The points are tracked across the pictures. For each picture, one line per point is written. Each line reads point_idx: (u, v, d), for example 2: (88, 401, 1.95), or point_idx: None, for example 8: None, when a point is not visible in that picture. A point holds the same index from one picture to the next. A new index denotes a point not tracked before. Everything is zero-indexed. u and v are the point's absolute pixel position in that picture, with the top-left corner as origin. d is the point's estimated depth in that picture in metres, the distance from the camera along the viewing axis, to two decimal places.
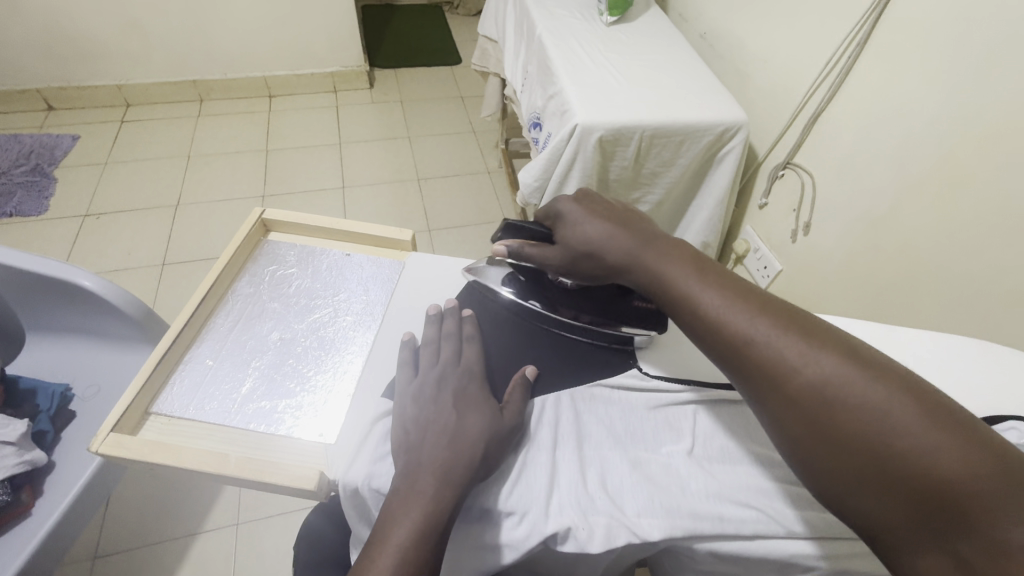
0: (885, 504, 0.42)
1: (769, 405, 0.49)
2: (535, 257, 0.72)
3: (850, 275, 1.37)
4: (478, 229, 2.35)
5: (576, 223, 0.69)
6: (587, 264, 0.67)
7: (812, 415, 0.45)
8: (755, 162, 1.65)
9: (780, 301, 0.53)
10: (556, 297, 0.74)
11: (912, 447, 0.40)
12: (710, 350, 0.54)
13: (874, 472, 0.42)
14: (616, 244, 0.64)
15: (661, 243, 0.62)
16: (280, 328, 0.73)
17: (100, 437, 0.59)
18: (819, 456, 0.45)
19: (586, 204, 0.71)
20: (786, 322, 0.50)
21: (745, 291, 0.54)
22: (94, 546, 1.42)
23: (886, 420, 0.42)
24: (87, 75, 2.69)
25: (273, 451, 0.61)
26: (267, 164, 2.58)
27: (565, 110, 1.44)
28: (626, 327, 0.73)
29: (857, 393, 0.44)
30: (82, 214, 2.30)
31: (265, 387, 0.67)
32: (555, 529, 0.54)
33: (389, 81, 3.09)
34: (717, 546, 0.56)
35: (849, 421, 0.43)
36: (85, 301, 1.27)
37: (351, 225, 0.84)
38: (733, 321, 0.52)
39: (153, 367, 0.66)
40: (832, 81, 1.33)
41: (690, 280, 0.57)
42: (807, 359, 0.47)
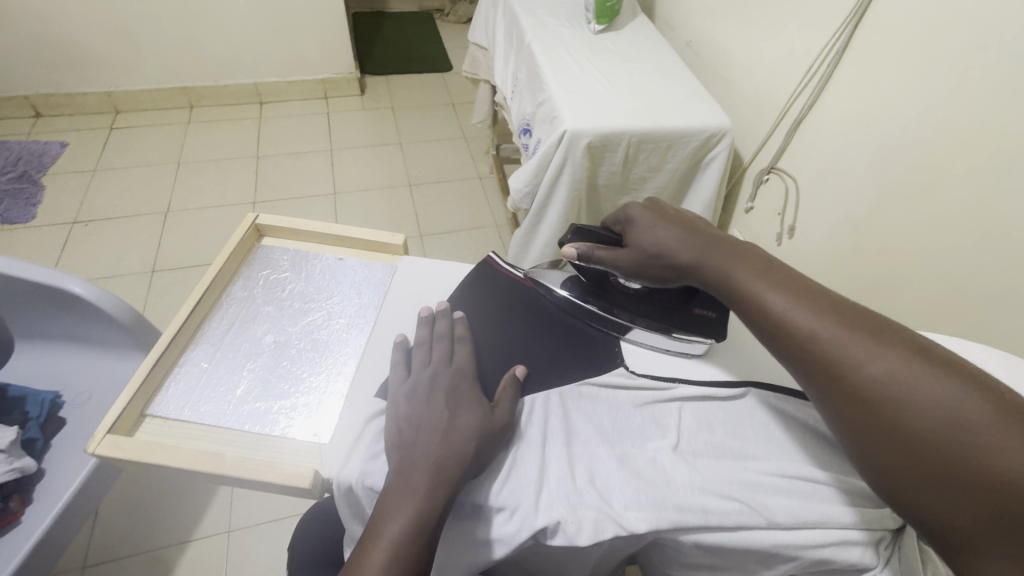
0: (949, 503, 0.43)
1: (834, 401, 0.50)
2: (605, 261, 0.75)
3: (834, 277, 1.40)
4: (470, 234, 2.37)
5: (644, 227, 0.71)
6: (653, 266, 0.70)
7: (876, 412, 0.47)
8: (741, 167, 1.69)
9: (851, 303, 0.53)
10: (616, 301, 0.77)
11: (980, 449, 0.41)
12: (773, 348, 0.55)
13: (935, 469, 0.43)
14: (683, 248, 0.66)
15: (725, 246, 0.64)
16: (274, 331, 0.74)
17: (96, 438, 0.59)
18: (881, 451, 0.47)
19: (653, 209, 0.74)
20: (855, 322, 0.51)
21: (813, 292, 0.55)
22: (83, 556, 1.41)
23: (951, 418, 0.43)
24: (76, 82, 2.68)
25: (268, 450, 0.62)
26: (258, 171, 2.58)
27: (554, 116, 1.47)
28: (681, 334, 0.73)
29: (922, 391, 0.45)
30: (70, 221, 2.28)
31: (260, 388, 0.68)
32: (545, 523, 0.56)
33: (380, 88, 3.11)
34: (701, 538, 0.57)
35: (914, 421, 0.45)
36: (75, 307, 1.27)
37: (344, 230, 0.86)
38: (797, 319, 0.53)
39: (149, 369, 0.66)
40: (813, 87, 1.37)
41: (753, 281, 0.58)
42: (871, 357, 0.48)
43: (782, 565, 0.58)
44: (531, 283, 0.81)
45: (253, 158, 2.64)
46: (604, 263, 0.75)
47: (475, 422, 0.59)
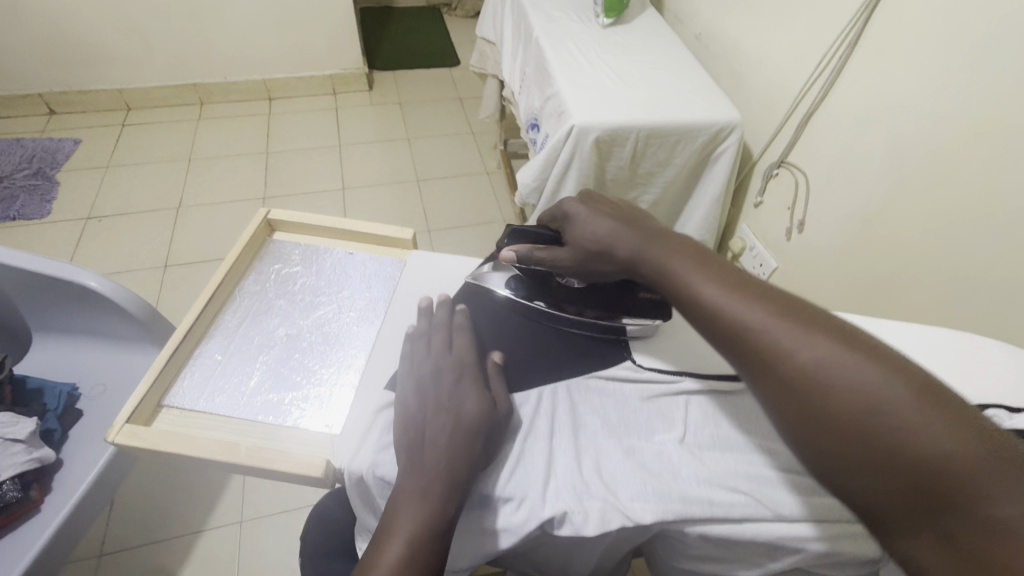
0: (882, 486, 0.42)
1: (766, 388, 0.48)
2: (545, 259, 0.74)
3: (844, 271, 1.39)
4: (478, 230, 2.38)
5: (583, 221, 0.70)
6: (594, 260, 0.69)
7: (806, 398, 0.46)
8: (750, 161, 1.67)
9: (777, 290, 0.53)
10: (562, 296, 0.75)
11: (907, 430, 0.41)
12: (709, 335, 0.54)
13: (869, 454, 0.42)
14: (622, 241, 0.65)
15: (662, 236, 0.63)
16: (286, 324, 0.75)
17: (116, 428, 0.61)
18: (813, 439, 0.45)
19: (590, 203, 0.73)
20: (781, 308, 0.50)
21: (742, 279, 0.54)
22: (100, 544, 1.44)
23: (885, 403, 0.42)
24: (89, 79, 2.71)
25: (282, 441, 0.63)
26: (267, 167, 2.60)
27: (562, 111, 1.47)
28: (629, 319, 0.74)
29: (855, 377, 0.44)
30: (84, 217, 2.32)
31: (272, 380, 0.69)
32: (552, 513, 0.57)
33: (388, 84, 3.12)
34: (707, 529, 0.58)
35: (843, 405, 0.44)
36: (91, 301, 1.29)
37: (354, 224, 0.87)
38: (731, 308, 0.52)
39: (165, 361, 0.68)
40: (824, 81, 1.35)
41: (689, 268, 0.57)
42: (803, 344, 0.47)
43: (787, 557, 0.59)
44: (475, 288, 0.78)
45: (263, 154, 2.66)
46: (546, 260, 0.74)
47: (474, 412, 0.60)
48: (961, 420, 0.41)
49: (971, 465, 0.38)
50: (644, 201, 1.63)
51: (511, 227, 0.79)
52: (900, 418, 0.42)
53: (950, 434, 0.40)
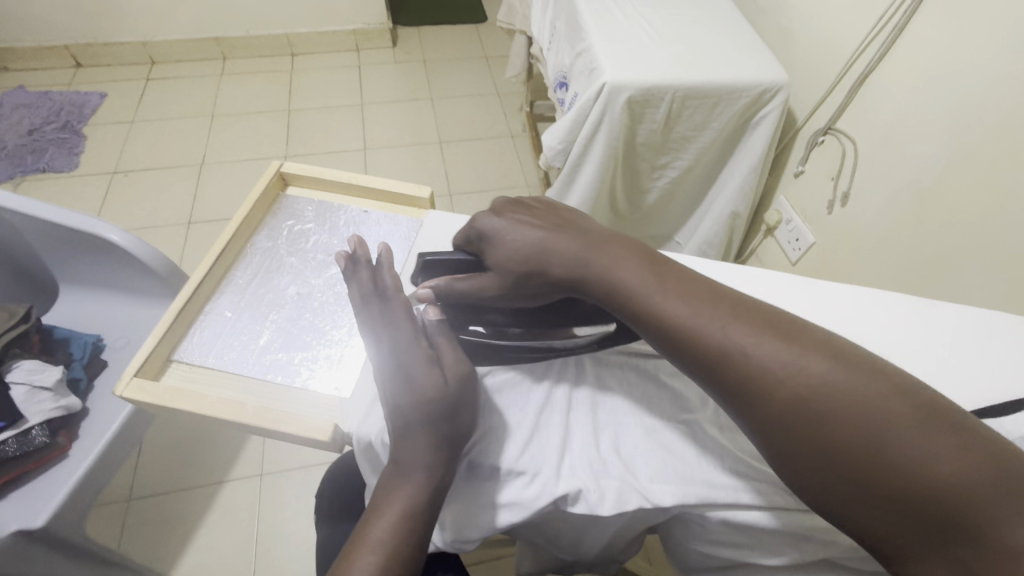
0: (893, 520, 0.40)
1: (757, 419, 0.45)
2: (473, 291, 0.59)
3: (890, 248, 1.30)
4: (500, 195, 2.31)
5: (504, 238, 0.58)
6: (527, 284, 0.57)
7: (806, 429, 0.42)
8: (794, 128, 1.56)
9: (748, 300, 0.49)
10: (499, 319, 0.62)
11: (916, 456, 0.39)
12: (685, 362, 0.49)
13: (875, 486, 0.40)
14: (557, 257, 0.55)
15: (607, 244, 0.55)
16: (297, 282, 0.73)
17: (124, 381, 0.60)
18: (817, 472, 0.42)
19: (506, 215, 0.61)
20: (760, 326, 0.46)
21: (711, 293, 0.50)
22: (129, 489, 1.50)
23: (887, 428, 0.40)
24: (112, 31, 2.68)
25: (292, 401, 0.62)
26: (289, 125, 2.56)
27: (592, 68, 1.38)
28: (579, 327, 0.63)
29: (853, 401, 0.41)
30: (111, 171, 2.34)
31: (282, 339, 0.67)
32: (566, 490, 0.54)
33: (412, 40, 3.01)
34: (730, 516, 0.55)
35: (846, 436, 0.41)
36: (112, 254, 1.30)
37: (369, 181, 0.83)
38: (712, 330, 0.47)
39: (174, 316, 0.66)
40: (884, 38, 1.23)
41: (652, 287, 0.51)
42: (793, 369, 0.43)
43: (812, 549, 0.55)
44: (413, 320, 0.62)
45: (285, 112, 2.62)
46: (473, 291, 0.59)
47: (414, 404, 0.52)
48: (959, 434, 0.40)
49: (973, 485, 0.38)
50: (676, 167, 1.54)
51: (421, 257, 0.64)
52: (902, 445, 0.39)
53: (952, 455, 0.39)
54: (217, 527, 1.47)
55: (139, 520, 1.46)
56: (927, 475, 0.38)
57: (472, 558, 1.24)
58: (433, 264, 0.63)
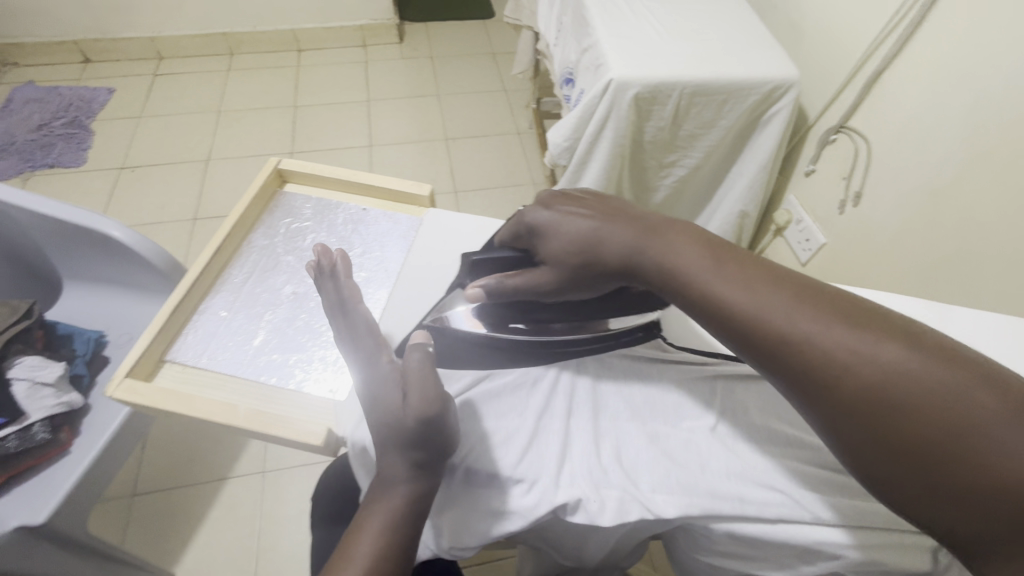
0: (976, 523, 0.36)
1: (819, 408, 0.41)
2: (523, 288, 0.57)
3: (902, 250, 1.27)
4: (505, 193, 2.29)
5: (556, 228, 0.55)
6: (574, 274, 0.55)
7: (875, 419, 0.39)
8: (805, 126, 1.53)
9: (818, 284, 0.45)
10: (545, 315, 0.61)
11: (1008, 457, 0.34)
12: (740, 347, 0.46)
13: (958, 487, 0.36)
14: (605, 242, 0.53)
15: (661, 228, 0.52)
16: (294, 282, 0.71)
17: (116, 381, 0.59)
18: (887, 465, 0.38)
19: (555, 203, 0.58)
20: (829, 309, 0.42)
21: (773, 275, 0.46)
22: (132, 485, 1.51)
23: (971, 426, 0.35)
24: (120, 27, 2.69)
25: (285, 404, 0.60)
26: (294, 121, 2.56)
27: (599, 64, 1.36)
28: (614, 321, 0.62)
29: (940, 394, 0.37)
30: (117, 166, 2.34)
31: (277, 339, 0.66)
32: (565, 499, 0.52)
33: (419, 36, 3.00)
34: (735, 528, 0.53)
35: (922, 429, 0.37)
36: (115, 251, 1.29)
37: (368, 179, 0.81)
38: (775, 318, 0.43)
39: (168, 315, 0.65)
40: (900, 33, 1.19)
41: (707, 270, 0.48)
42: (868, 358, 0.39)
43: (822, 564, 0.53)
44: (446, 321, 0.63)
45: (291, 108, 2.61)
46: (525, 286, 0.57)
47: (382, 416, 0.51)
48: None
49: None
50: (683, 166, 1.51)
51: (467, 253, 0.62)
52: (995, 443, 0.35)
53: None
54: (218, 524, 1.47)
55: (142, 516, 1.46)
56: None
57: (473, 559, 1.23)
58: (481, 262, 0.61)
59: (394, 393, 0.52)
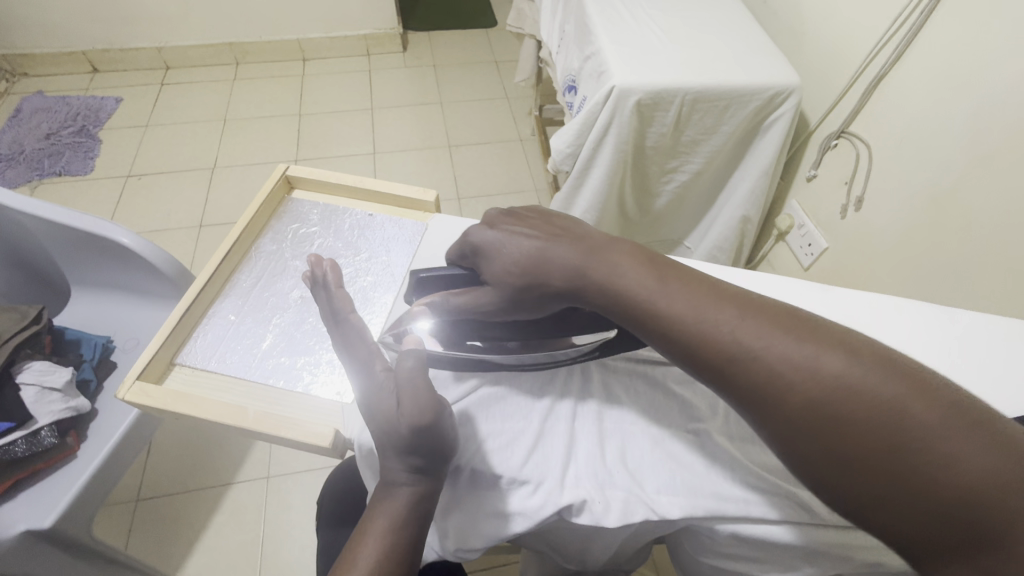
0: (917, 520, 0.38)
1: (773, 424, 0.43)
2: (466, 306, 0.57)
3: (904, 254, 1.27)
4: (508, 199, 2.31)
5: (501, 250, 0.56)
6: (524, 296, 0.54)
7: (822, 430, 0.41)
8: (806, 131, 1.54)
9: (757, 299, 0.48)
10: (496, 332, 0.60)
11: (935, 451, 0.38)
12: (696, 366, 0.47)
13: (903, 484, 0.38)
14: (557, 265, 0.53)
15: (610, 247, 0.53)
16: (301, 286, 0.72)
17: (127, 384, 0.60)
18: (834, 473, 0.41)
19: (502, 225, 0.59)
20: (772, 325, 0.45)
21: (719, 293, 0.48)
22: (137, 490, 1.51)
23: (904, 427, 0.38)
24: (129, 37, 2.73)
25: (292, 408, 0.61)
26: (300, 129, 2.58)
27: (601, 71, 1.37)
28: (579, 337, 0.60)
29: (873, 398, 0.40)
30: (125, 174, 2.37)
31: (285, 343, 0.66)
32: (570, 500, 0.53)
33: (423, 45, 3.03)
34: (740, 529, 0.53)
35: (863, 435, 0.39)
36: (123, 257, 1.31)
37: (374, 184, 0.82)
38: (724, 333, 0.45)
39: (178, 319, 0.66)
40: (899, 40, 1.20)
41: (660, 290, 0.49)
42: (808, 370, 0.42)
43: (828, 564, 0.53)
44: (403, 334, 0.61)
45: (296, 116, 2.64)
46: (465, 304, 0.57)
47: (380, 422, 0.51)
48: (987, 430, 0.38)
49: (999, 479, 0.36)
50: (686, 172, 1.52)
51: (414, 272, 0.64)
52: (928, 438, 0.38)
53: (972, 447, 0.37)
54: (222, 530, 1.47)
55: (147, 521, 1.46)
56: (951, 469, 0.37)
57: (477, 564, 1.23)
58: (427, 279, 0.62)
59: (389, 400, 0.52)
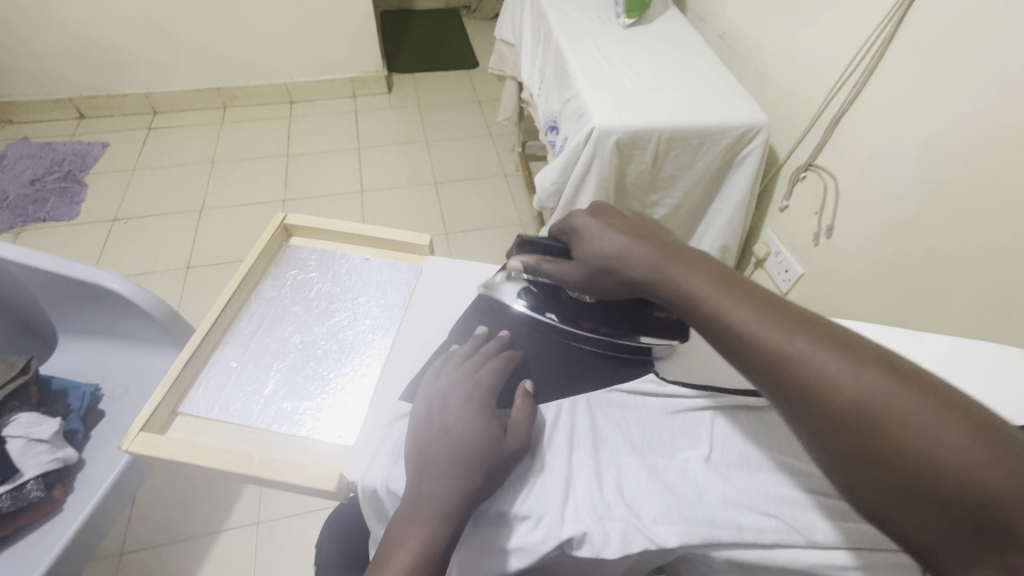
0: (942, 530, 0.40)
1: (811, 424, 0.47)
2: (554, 273, 0.70)
3: (874, 279, 1.34)
4: (495, 233, 2.36)
5: (593, 237, 0.66)
6: (604, 277, 0.64)
7: (857, 434, 0.43)
8: (776, 164, 1.62)
9: (814, 314, 0.51)
10: (573, 308, 0.72)
11: (967, 471, 0.39)
12: (743, 367, 0.51)
13: (932, 494, 0.40)
14: (633, 260, 0.61)
15: (682, 255, 0.59)
16: (301, 331, 0.74)
17: (130, 435, 0.61)
18: (864, 475, 0.43)
19: (600, 216, 0.68)
20: (821, 336, 0.48)
21: (774, 304, 0.52)
22: (121, 543, 1.46)
23: (936, 441, 0.40)
24: (117, 85, 2.78)
25: (295, 452, 0.62)
26: (287, 169, 2.63)
27: (581, 113, 1.45)
28: (644, 336, 0.70)
29: (911, 413, 0.42)
30: (111, 218, 2.37)
31: (287, 388, 0.68)
32: (570, 534, 0.54)
33: (407, 86, 3.13)
34: (735, 554, 0.55)
35: (897, 445, 0.41)
36: (113, 303, 1.31)
37: (370, 230, 0.86)
38: (771, 336, 0.49)
39: (180, 368, 0.67)
40: (855, 81, 1.30)
41: (718, 296, 0.54)
42: (852, 379, 0.44)
43: None
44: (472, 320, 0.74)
45: (284, 157, 2.69)
46: (558, 277, 0.70)
47: (487, 440, 0.56)
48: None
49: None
50: (665, 205, 1.59)
51: (521, 237, 0.77)
52: (961, 455, 0.39)
53: (1007, 472, 0.38)
54: None
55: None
56: (973, 478, 0.38)
57: None
58: (529, 244, 0.75)
59: (494, 426, 0.58)
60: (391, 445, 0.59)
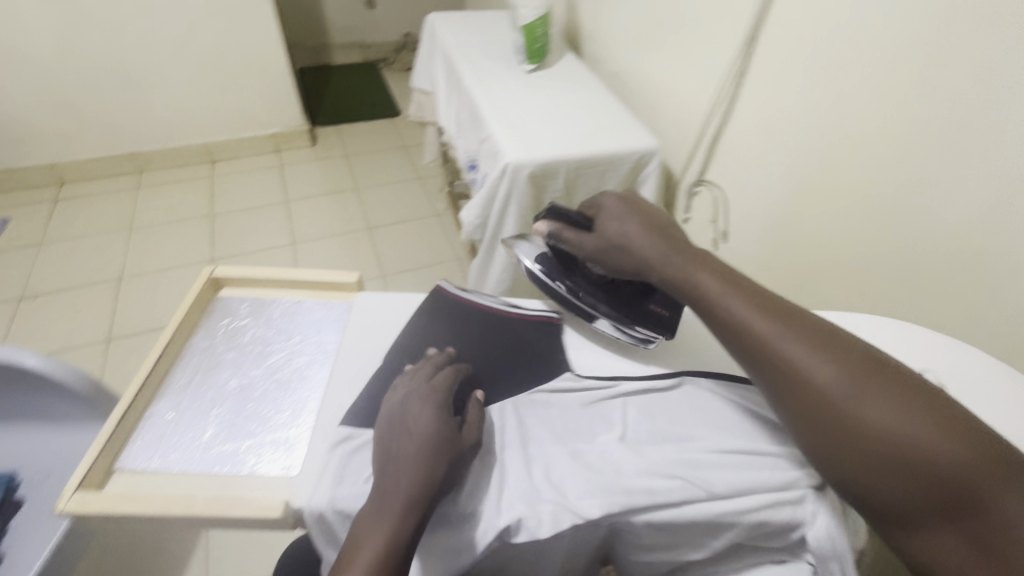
0: (905, 495, 0.50)
1: (801, 409, 0.57)
2: (571, 242, 0.83)
3: (767, 273, 1.52)
4: (432, 270, 2.43)
5: (616, 221, 0.78)
6: (614, 259, 0.78)
7: (840, 416, 0.54)
8: (675, 182, 1.82)
9: (807, 316, 0.62)
10: (580, 283, 0.84)
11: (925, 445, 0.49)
12: (747, 359, 0.62)
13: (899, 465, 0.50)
14: (648, 249, 0.74)
15: (693, 261, 0.70)
16: (237, 375, 0.77)
17: (66, 496, 0.61)
18: (843, 452, 0.54)
19: (626, 203, 0.81)
20: (812, 335, 0.59)
21: (773, 307, 0.63)
22: None
23: (902, 420, 0.51)
24: (17, 158, 2.64)
25: (238, 489, 0.64)
26: (212, 228, 2.58)
27: (496, 151, 1.57)
28: (637, 326, 0.81)
29: (885, 398, 0.53)
30: (17, 297, 2.22)
31: (227, 431, 0.70)
32: (507, 522, 0.60)
33: (332, 137, 3.19)
34: (652, 516, 0.63)
35: (870, 425, 0.52)
36: (26, 381, 1.24)
37: (299, 274, 0.90)
38: (771, 333, 0.60)
39: (114, 426, 0.68)
40: (724, 106, 1.51)
41: (727, 299, 0.65)
42: (841, 372, 0.55)
43: (727, 531, 0.64)
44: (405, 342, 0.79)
45: (208, 217, 2.64)
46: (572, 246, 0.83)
47: (448, 434, 0.63)
48: (970, 435, 0.49)
49: (975, 471, 0.47)
50: None
51: (551, 203, 0.87)
52: (921, 434, 0.50)
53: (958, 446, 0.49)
54: None
55: None
56: (930, 451, 0.49)
57: None
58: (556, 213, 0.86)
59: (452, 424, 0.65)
60: (335, 468, 0.64)
